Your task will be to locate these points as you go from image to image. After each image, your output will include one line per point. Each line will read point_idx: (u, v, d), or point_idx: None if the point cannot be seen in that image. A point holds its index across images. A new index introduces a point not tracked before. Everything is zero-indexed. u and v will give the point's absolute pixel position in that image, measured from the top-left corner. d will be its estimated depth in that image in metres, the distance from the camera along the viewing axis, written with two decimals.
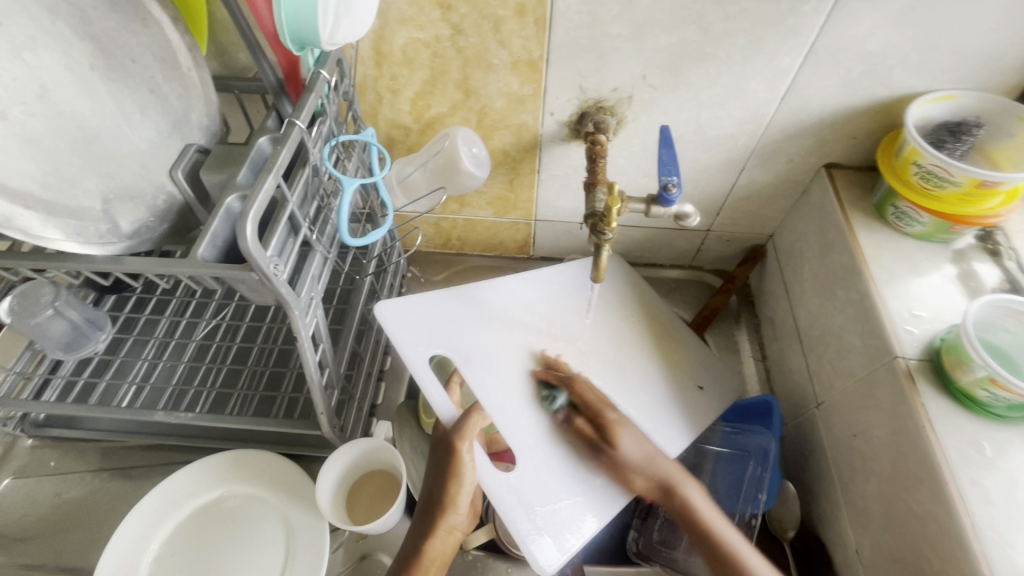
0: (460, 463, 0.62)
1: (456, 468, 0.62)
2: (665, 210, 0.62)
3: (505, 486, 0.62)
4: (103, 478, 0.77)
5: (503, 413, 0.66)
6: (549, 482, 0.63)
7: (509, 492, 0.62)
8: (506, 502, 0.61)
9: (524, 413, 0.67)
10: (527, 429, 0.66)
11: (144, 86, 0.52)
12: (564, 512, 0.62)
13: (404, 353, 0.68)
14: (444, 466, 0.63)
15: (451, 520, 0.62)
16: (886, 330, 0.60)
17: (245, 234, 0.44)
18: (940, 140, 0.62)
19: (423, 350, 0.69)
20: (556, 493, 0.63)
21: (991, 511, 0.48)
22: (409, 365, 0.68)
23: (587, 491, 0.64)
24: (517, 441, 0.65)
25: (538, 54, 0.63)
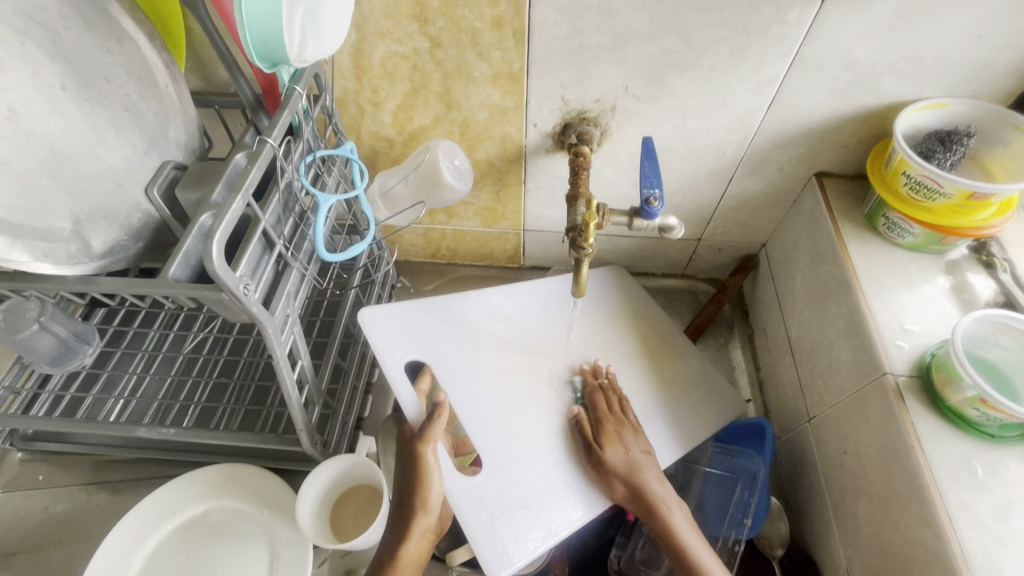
0: (425, 468, 0.60)
1: (422, 474, 0.60)
2: (648, 223, 0.61)
3: (469, 494, 0.62)
4: (91, 491, 0.77)
5: (473, 420, 0.67)
6: (512, 491, 0.63)
7: (472, 500, 0.62)
8: (466, 509, 0.61)
9: (498, 419, 0.68)
10: (497, 434, 0.67)
11: (119, 104, 0.52)
12: (526, 523, 0.62)
13: (382, 359, 0.69)
14: (411, 470, 0.61)
15: (422, 525, 0.60)
16: (875, 345, 0.59)
17: (211, 254, 0.43)
18: (929, 150, 0.60)
19: (400, 355, 0.70)
20: (518, 504, 0.63)
21: (981, 536, 0.47)
22: (385, 369, 0.68)
23: (551, 506, 0.63)
24: (483, 444, 0.66)
25: (517, 66, 0.62)
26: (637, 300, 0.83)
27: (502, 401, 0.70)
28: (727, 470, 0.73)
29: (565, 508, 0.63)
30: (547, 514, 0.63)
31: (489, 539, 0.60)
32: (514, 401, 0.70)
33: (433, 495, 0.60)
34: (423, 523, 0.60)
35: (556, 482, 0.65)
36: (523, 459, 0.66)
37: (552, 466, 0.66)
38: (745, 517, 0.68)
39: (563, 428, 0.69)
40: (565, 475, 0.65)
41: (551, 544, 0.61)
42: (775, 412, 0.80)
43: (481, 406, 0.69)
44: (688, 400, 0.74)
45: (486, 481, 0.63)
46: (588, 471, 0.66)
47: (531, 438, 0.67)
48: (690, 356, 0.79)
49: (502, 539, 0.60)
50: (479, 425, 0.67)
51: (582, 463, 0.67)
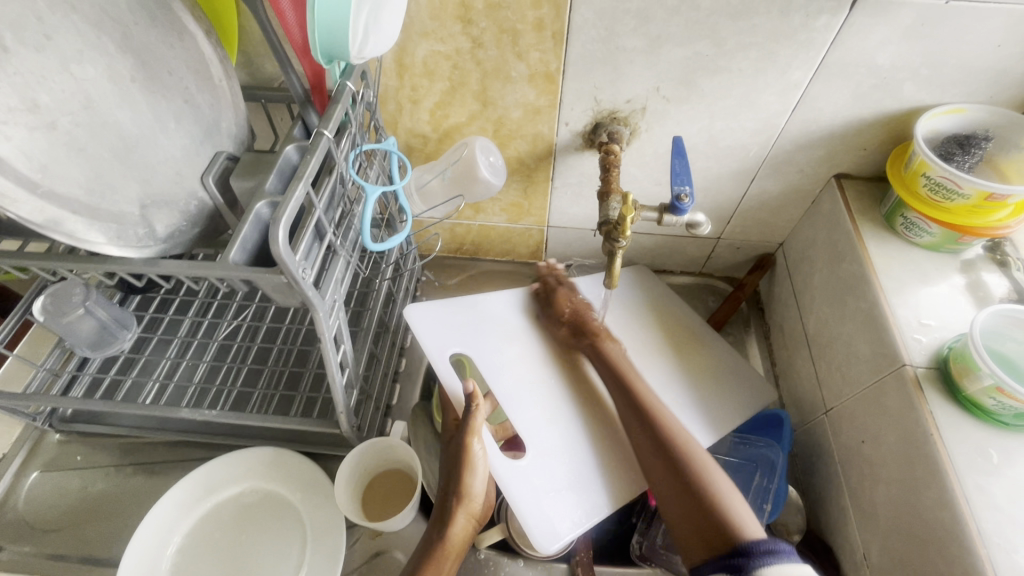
0: (471, 457, 0.62)
1: (467, 461, 0.62)
2: (678, 218, 0.64)
3: (515, 476, 0.64)
4: (128, 472, 0.79)
5: (514, 405, 0.70)
6: (555, 470, 0.66)
7: (518, 480, 0.64)
8: (514, 489, 0.63)
9: (538, 402, 0.70)
10: (537, 417, 0.69)
11: (180, 96, 0.55)
12: (569, 501, 0.64)
13: (429, 351, 0.72)
14: (457, 458, 0.63)
15: (467, 510, 0.62)
16: (894, 338, 0.61)
17: (277, 238, 0.46)
18: (949, 153, 0.63)
19: (443, 347, 0.73)
20: (561, 485, 0.65)
21: (997, 517, 0.49)
22: (432, 360, 0.71)
23: (592, 486, 0.65)
24: (527, 428, 0.68)
25: (554, 67, 0.65)
26: (659, 296, 0.87)
27: (539, 389, 0.71)
28: (746, 458, 0.75)
29: (605, 487, 0.65)
30: (588, 493, 0.65)
31: (536, 516, 0.62)
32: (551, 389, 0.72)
33: (477, 483, 0.62)
34: (467, 508, 0.62)
35: (593, 466, 0.67)
36: (564, 442, 0.68)
37: (591, 448, 0.68)
38: (765, 502, 0.69)
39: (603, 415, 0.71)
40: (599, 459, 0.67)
41: (592, 521, 0.63)
42: (791, 406, 0.83)
43: (522, 396, 0.71)
44: (711, 392, 0.77)
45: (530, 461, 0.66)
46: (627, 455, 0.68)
47: (572, 423, 0.70)
48: (715, 351, 0.81)
49: (550, 517, 0.62)
50: (521, 412, 0.69)
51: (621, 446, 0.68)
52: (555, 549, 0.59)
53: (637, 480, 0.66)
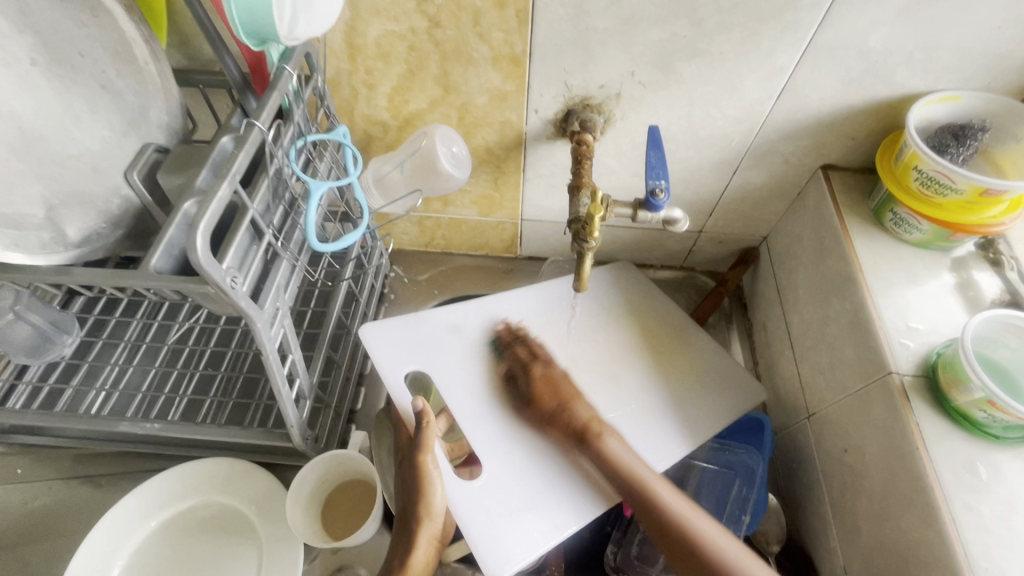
0: (426, 478, 0.60)
1: (425, 484, 0.59)
2: (653, 215, 0.59)
3: (468, 496, 0.61)
4: (73, 486, 0.74)
5: (472, 420, 0.67)
6: (513, 488, 0.62)
7: (471, 502, 0.60)
8: (466, 513, 0.60)
9: (496, 416, 0.67)
10: (494, 432, 0.66)
11: (95, 82, 0.49)
12: (525, 523, 0.60)
13: (383, 367, 0.69)
14: (411, 481, 0.60)
15: (428, 533, 0.59)
16: (881, 344, 0.57)
17: (194, 246, 0.40)
18: (943, 145, 0.58)
19: (399, 362, 0.69)
20: (519, 505, 0.61)
21: (985, 539, 0.46)
22: (384, 378, 0.68)
23: (554, 506, 0.61)
24: (484, 444, 0.65)
25: (520, 49, 0.59)
26: (640, 293, 0.83)
27: (499, 402, 0.68)
28: (724, 465, 0.72)
29: (570, 507, 0.61)
30: (548, 513, 0.61)
31: (489, 540, 0.58)
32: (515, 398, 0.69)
33: (436, 504, 0.60)
34: (428, 531, 0.59)
35: (554, 485, 0.62)
36: (524, 459, 0.64)
37: (554, 464, 0.64)
38: (743, 513, 0.68)
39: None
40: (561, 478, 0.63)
41: (551, 543, 0.59)
42: (772, 407, 0.79)
43: (481, 412, 0.67)
44: (691, 396, 0.73)
45: (486, 481, 0.62)
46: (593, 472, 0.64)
47: (535, 438, 0.66)
48: (697, 351, 0.77)
49: (504, 539, 0.59)
50: (478, 428, 0.66)
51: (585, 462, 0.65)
52: (506, 574, 0.56)
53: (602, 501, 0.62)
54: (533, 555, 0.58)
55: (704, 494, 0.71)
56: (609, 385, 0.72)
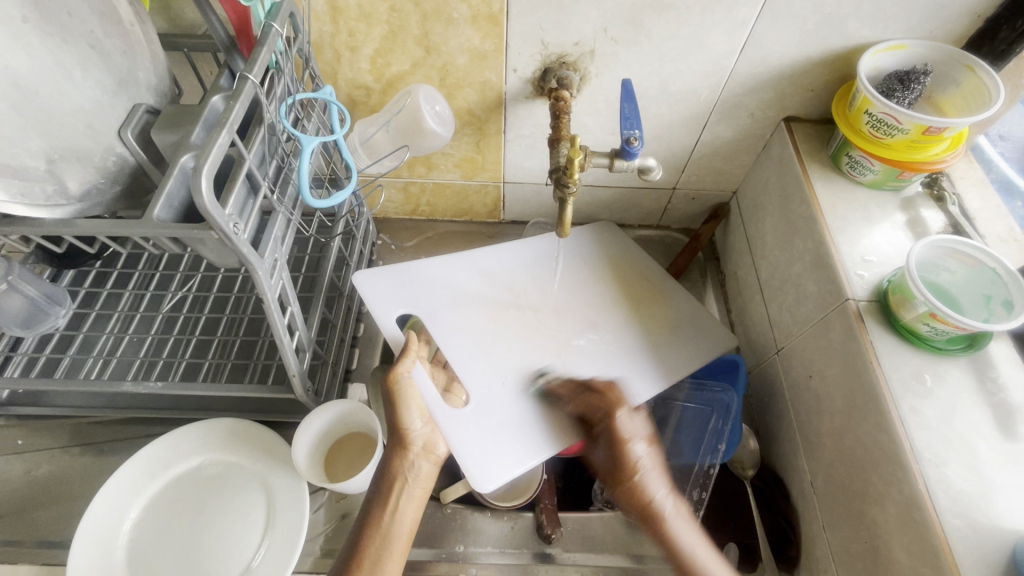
0: (399, 393, 0.65)
1: (397, 398, 0.65)
2: (629, 163, 0.63)
3: (459, 422, 0.66)
4: (74, 454, 0.76)
5: (461, 361, 0.71)
6: (496, 414, 0.67)
7: (462, 426, 0.66)
8: (454, 436, 0.65)
9: (486, 358, 0.72)
10: (482, 371, 0.71)
11: (84, 41, 0.50)
12: (510, 445, 0.65)
13: (376, 313, 0.73)
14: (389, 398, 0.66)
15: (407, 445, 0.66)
16: (839, 275, 0.63)
17: (200, 188, 0.43)
18: (890, 90, 0.63)
19: (389, 308, 0.74)
20: (503, 429, 0.66)
21: (930, 436, 0.52)
22: (378, 322, 0.73)
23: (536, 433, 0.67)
24: (473, 380, 0.70)
25: (497, 7, 0.62)
26: (621, 248, 0.87)
27: (489, 344, 0.73)
28: (701, 403, 0.77)
29: (547, 432, 0.67)
30: (526, 437, 0.66)
31: (473, 458, 0.64)
32: (502, 344, 0.74)
33: (414, 421, 0.66)
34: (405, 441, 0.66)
35: (532, 416, 0.68)
36: (508, 392, 0.69)
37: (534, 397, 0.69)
38: (719, 443, 0.73)
39: (549, 368, 0.72)
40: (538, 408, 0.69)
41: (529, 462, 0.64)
42: (745, 349, 0.85)
43: (468, 355, 0.72)
44: (668, 342, 0.77)
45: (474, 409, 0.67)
46: (572, 408, 0.69)
47: (518, 377, 0.71)
48: (673, 301, 0.82)
49: (491, 458, 0.64)
50: (467, 366, 0.71)
51: (566, 400, 0.70)
52: (490, 485, 0.61)
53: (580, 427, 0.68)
54: (515, 472, 0.63)
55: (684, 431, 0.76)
56: (590, 332, 0.76)
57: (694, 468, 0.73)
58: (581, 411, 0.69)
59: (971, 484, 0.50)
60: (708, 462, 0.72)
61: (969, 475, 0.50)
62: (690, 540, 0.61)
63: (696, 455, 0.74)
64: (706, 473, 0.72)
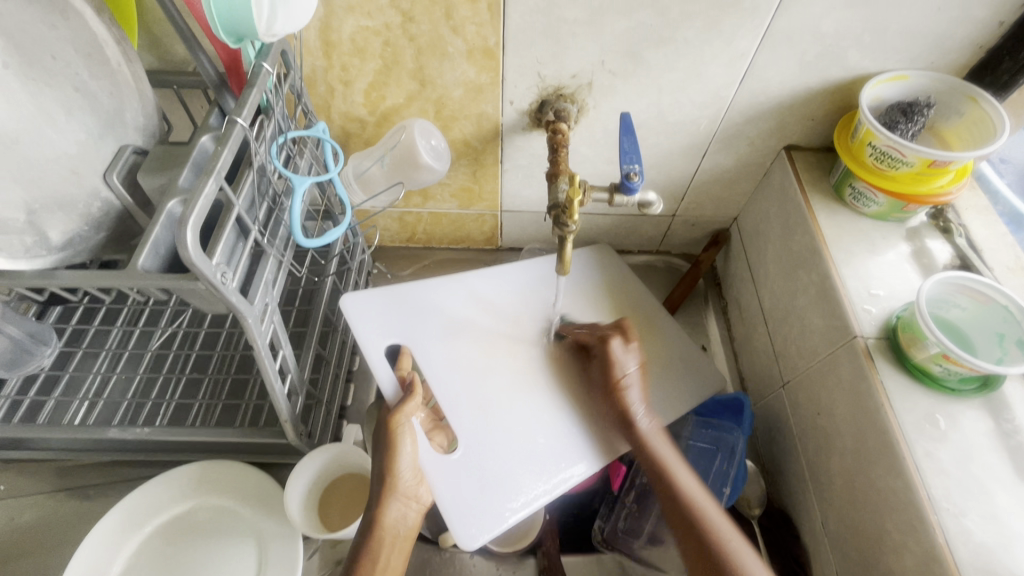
0: (397, 439, 0.62)
1: (394, 444, 0.62)
2: (629, 198, 0.62)
3: (444, 471, 0.64)
4: (60, 498, 0.74)
5: (450, 405, 0.69)
6: (485, 465, 0.65)
7: (449, 477, 0.64)
8: (440, 486, 0.63)
9: (478, 400, 0.70)
10: (471, 413, 0.69)
11: (68, 84, 0.48)
12: (497, 495, 0.64)
13: (363, 343, 0.70)
14: (382, 444, 0.63)
15: (399, 496, 0.63)
16: (846, 311, 0.61)
17: (185, 241, 0.41)
18: (893, 121, 0.62)
19: (378, 338, 0.71)
20: (490, 479, 0.64)
21: (946, 483, 0.50)
22: (363, 349, 0.70)
23: (522, 477, 0.65)
24: (461, 428, 0.67)
25: (493, 42, 0.61)
26: (618, 276, 0.86)
27: (487, 382, 0.71)
28: (708, 442, 0.75)
29: (537, 484, 0.65)
30: (514, 489, 0.64)
31: (458, 511, 0.62)
32: (493, 379, 0.72)
33: (404, 468, 0.62)
34: (400, 492, 0.63)
35: (523, 461, 0.66)
36: (498, 436, 0.67)
37: (527, 445, 0.67)
38: (724, 485, 0.70)
39: (541, 404, 0.71)
40: (534, 456, 0.67)
41: (514, 517, 0.63)
42: (749, 379, 0.83)
43: (459, 398, 0.69)
44: (661, 380, 0.76)
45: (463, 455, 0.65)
46: (561, 448, 0.68)
47: (511, 414, 0.69)
48: (669, 336, 0.81)
49: (479, 511, 0.62)
50: (455, 412, 0.68)
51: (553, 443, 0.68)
52: (474, 543, 0.60)
53: (570, 473, 0.66)
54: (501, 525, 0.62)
55: None
56: (579, 368, 0.75)
57: None
58: (578, 455, 0.68)
59: (990, 535, 0.48)
60: None
61: (990, 526, 0.48)
62: (686, 478, 0.61)
63: None
64: None
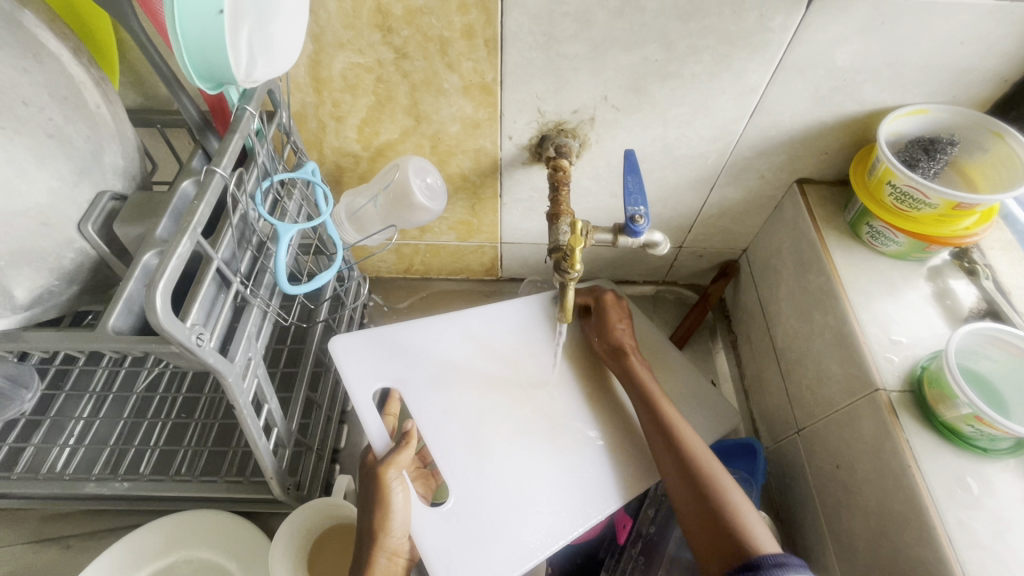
0: (386, 491, 0.58)
1: (385, 497, 0.58)
2: (633, 240, 0.58)
3: (430, 523, 0.60)
4: (39, 549, 0.70)
5: (441, 452, 0.65)
6: (477, 518, 0.61)
7: (438, 533, 0.60)
8: (428, 542, 0.59)
9: (471, 447, 0.66)
10: (463, 460, 0.65)
11: (42, 130, 0.45)
12: (487, 550, 0.60)
13: (351, 387, 0.66)
14: (371, 496, 0.59)
15: (386, 552, 0.57)
16: (866, 359, 0.57)
17: (155, 307, 0.38)
18: (913, 159, 0.59)
19: (368, 379, 0.67)
20: (481, 533, 0.61)
21: (982, 557, 0.46)
22: (352, 395, 0.66)
23: (516, 530, 0.61)
24: (451, 478, 0.63)
25: (490, 77, 0.58)
26: None
27: (481, 426, 0.68)
28: None
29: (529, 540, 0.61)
30: (508, 544, 0.60)
31: (446, 567, 0.58)
32: (489, 423, 0.68)
33: (395, 527, 0.58)
34: (388, 548, 0.58)
35: (516, 512, 0.63)
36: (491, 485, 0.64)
37: (522, 495, 0.64)
38: None
39: (539, 451, 0.67)
40: (528, 509, 0.63)
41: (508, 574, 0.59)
42: (762, 421, 0.79)
43: (452, 444, 0.66)
44: None
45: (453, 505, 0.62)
46: (561, 499, 0.64)
47: (507, 461, 0.66)
48: (675, 375, 0.77)
49: (466, 567, 0.58)
50: (448, 461, 0.64)
51: (550, 492, 0.65)
52: None
53: (573, 527, 0.63)
54: None
55: None
56: (580, 412, 0.71)
57: None
58: (576, 506, 0.64)
59: None
60: None
61: None
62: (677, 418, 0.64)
63: None
64: None
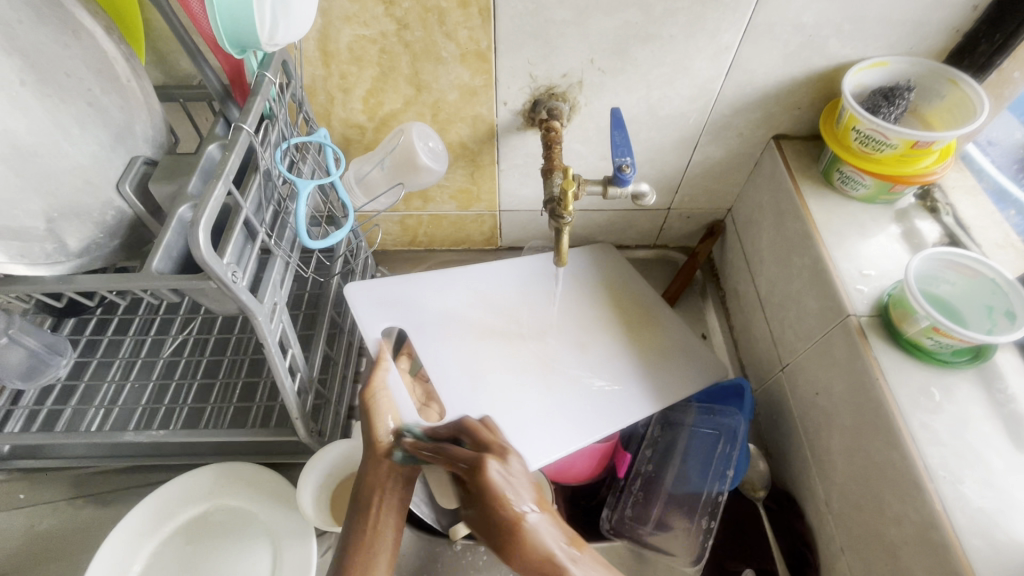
0: (373, 405, 0.61)
1: (372, 407, 0.61)
2: (622, 190, 0.63)
3: None
4: (78, 505, 0.75)
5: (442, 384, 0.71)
6: None
7: None
8: None
9: (472, 378, 0.72)
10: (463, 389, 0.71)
11: (82, 99, 0.51)
12: None
13: (361, 324, 0.73)
14: (364, 410, 0.61)
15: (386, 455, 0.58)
16: (839, 291, 0.63)
17: (198, 242, 0.43)
18: (876, 106, 0.64)
19: (377, 320, 0.74)
20: None
21: (943, 452, 0.51)
22: (363, 330, 0.73)
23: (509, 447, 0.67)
24: (449, 400, 0.69)
25: (485, 45, 0.63)
26: (617, 271, 0.87)
27: (480, 363, 0.73)
28: (712, 428, 0.75)
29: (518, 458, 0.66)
30: None
31: None
32: (489, 362, 0.74)
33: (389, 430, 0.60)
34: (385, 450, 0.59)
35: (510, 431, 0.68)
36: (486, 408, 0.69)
37: (515, 418, 0.69)
38: (727, 468, 0.70)
39: (535, 386, 0.73)
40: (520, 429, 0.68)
41: None
42: (750, 367, 0.84)
43: (452, 377, 0.71)
44: (658, 367, 0.77)
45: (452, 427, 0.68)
46: (549, 426, 0.69)
47: (506, 394, 0.71)
48: (665, 327, 0.82)
49: None
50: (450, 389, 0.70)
51: (541, 415, 0.70)
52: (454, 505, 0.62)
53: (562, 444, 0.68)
54: None
55: (690, 457, 0.75)
56: (576, 355, 0.77)
57: (702, 496, 0.71)
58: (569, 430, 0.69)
59: (988, 501, 0.49)
60: (716, 489, 0.70)
61: (987, 492, 0.49)
62: None
63: (704, 482, 0.72)
64: (716, 500, 0.70)
